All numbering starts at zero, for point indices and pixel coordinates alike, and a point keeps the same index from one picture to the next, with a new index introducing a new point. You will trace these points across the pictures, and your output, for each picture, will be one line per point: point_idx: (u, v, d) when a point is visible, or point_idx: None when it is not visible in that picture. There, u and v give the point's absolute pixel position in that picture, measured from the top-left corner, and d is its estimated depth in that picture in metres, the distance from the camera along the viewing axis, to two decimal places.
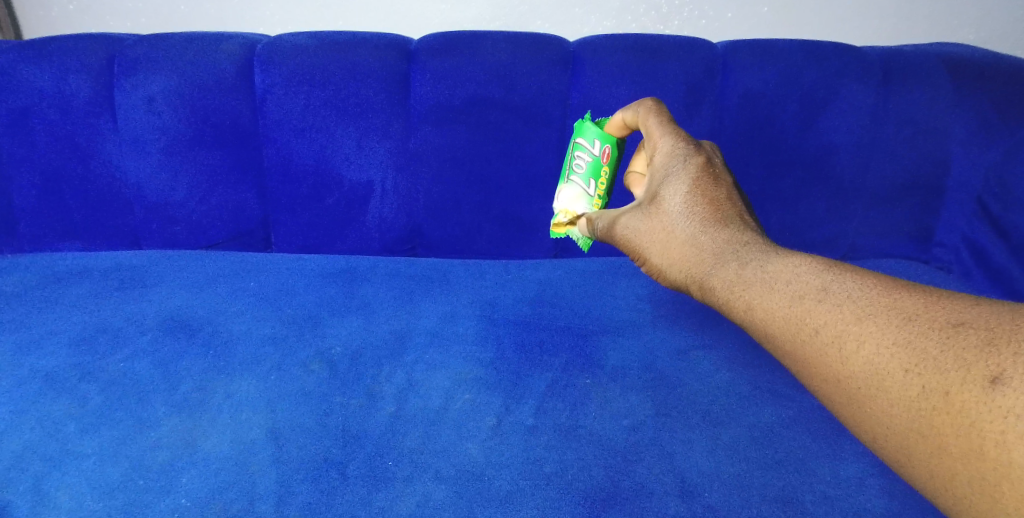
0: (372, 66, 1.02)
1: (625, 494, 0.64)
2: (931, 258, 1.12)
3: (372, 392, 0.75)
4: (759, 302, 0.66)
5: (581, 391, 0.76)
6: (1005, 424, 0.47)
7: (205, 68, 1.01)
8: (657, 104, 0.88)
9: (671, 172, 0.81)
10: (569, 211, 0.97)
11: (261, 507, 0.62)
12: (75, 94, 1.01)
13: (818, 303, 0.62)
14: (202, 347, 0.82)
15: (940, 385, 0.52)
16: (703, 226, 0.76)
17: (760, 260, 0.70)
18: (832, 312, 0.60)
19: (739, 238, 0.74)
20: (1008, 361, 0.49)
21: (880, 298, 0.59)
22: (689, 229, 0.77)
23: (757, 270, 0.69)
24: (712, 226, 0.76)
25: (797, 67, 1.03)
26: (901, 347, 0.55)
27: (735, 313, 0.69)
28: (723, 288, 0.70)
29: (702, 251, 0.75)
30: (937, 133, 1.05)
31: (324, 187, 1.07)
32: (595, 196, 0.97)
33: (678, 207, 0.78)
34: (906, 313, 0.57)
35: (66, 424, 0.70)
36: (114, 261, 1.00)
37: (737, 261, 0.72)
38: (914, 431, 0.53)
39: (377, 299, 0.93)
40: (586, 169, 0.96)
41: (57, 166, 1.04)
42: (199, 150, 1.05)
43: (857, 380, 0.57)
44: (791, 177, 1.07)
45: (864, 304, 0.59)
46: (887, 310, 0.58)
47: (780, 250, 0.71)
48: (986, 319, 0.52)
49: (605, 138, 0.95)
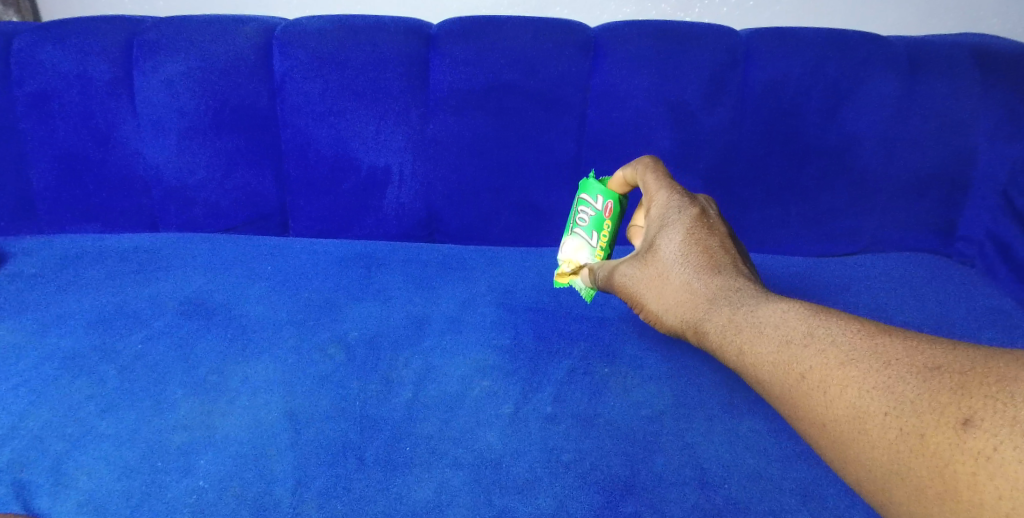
0: (391, 50, 1.02)
1: (643, 484, 0.63)
2: (953, 252, 1.10)
3: (389, 378, 0.75)
4: (749, 347, 0.65)
5: (599, 380, 0.76)
6: (976, 465, 0.45)
7: (224, 50, 1.01)
8: (655, 162, 0.88)
9: (667, 223, 0.80)
10: (574, 262, 0.90)
11: (279, 490, 0.62)
12: (95, 77, 1.01)
13: (805, 348, 0.60)
14: (220, 329, 0.83)
15: (916, 427, 0.49)
16: (698, 272, 0.75)
17: (750, 303, 0.69)
18: (816, 358, 0.58)
19: (730, 285, 0.72)
20: (979, 404, 0.47)
21: (862, 340, 0.57)
22: (684, 275, 0.75)
23: (748, 313, 0.68)
24: (707, 271, 0.75)
25: (821, 56, 1.01)
26: (881, 390, 0.53)
27: (728, 356, 0.67)
28: (717, 331, 0.69)
29: (697, 293, 0.74)
30: (962, 125, 1.03)
31: (343, 172, 1.07)
32: (599, 250, 0.90)
33: (673, 253, 0.77)
34: (886, 358, 0.55)
35: (85, 404, 0.71)
36: (134, 244, 1.01)
37: (730, 304, 0.70)
38: (893, 473, 0.50)
39: (394, 284, 0.93)
40: (590, 222, 0.90)
41: (77, 148, 1.05)
42: (217, 133, 1.05)
43: (839, 423, 0.54)
44: (812, 168, 1.06)
45: (848, 347, 0.57)
46: (868, 353, 0.56)
47: (772, 296, 0.69)
48: (961, 365, 0.50)
49: (607, 194, 0.89)
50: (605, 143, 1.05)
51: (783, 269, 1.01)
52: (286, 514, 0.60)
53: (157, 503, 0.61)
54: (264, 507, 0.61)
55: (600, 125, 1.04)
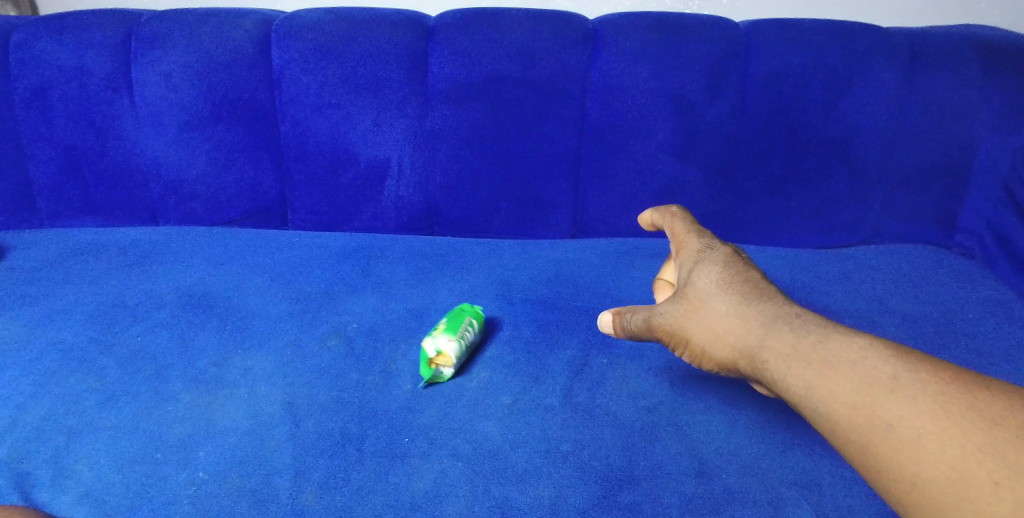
0: (390, 42, 1.01)
1: (641, 474, 0.64)
2: (954, 244, 1.09)
3: (389, 369, 0.76)
4: (820, 390, 0.54)
5: (598, 371, 0.76)
6: None
7: (222, 43, 1.01)
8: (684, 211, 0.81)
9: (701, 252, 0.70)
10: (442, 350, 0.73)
11: (279, 482, 0.62)
12: (93, 70, 1.01)
13: (893, 395, 0.51)
14: (219, 321, 0.83)
15: None
16: (746, 298, 0.63)
17: (817, 335, 0.58)
18: (900, 405, 0.50)
19: (789, 311, 0.61)
20: None
21: (956, 390, 0.49)
22: (731, 302, 0.63)
23: (816, 347, 0.57)
24: (756, 298, 0.63)
25: (822, 47, 1.01)
26: (988, 452, 0.45)
27: (790, 397, 0.57)
28: (782, 369, 0.57)
29: (749, 317, 0.62)
30: (964, 116, 1.02)
31: (342, 164, 1.07)
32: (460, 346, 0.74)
33: (713, 280, 0.66)
34: (989, 414, 0.47)
35: (85, 397, 0.71)
36: (133, 237, 1.01)
37: (795, 336, 0.59)
38: None
39: (394, 276, 0.93)
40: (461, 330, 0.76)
41: (76, 141, 1.04)
42: (216, 126, 1.04)
43: (933, 485, 0.47)
44: (812, 160, 1.05)
45: (942, 398, 0.49)
46: (966, 406, 0.48)
47: (840, 327, 0.59)
48: None
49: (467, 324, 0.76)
50: (605, 135, 1.05)
51: (783, 261, 1.01)
52: (285, 505, 0.60)
53: (156, 495, 0.61)
54: (263, 498, 0.61)
55: (600, 117, 1.04)
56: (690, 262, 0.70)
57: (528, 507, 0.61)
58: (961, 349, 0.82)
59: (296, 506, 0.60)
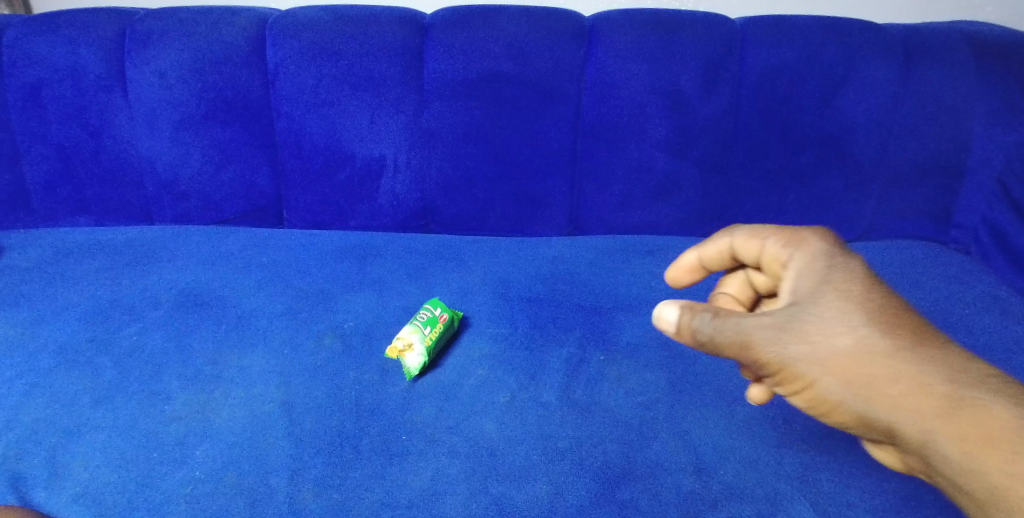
0: (385, 39, 1.01)
1: (638, 470, 0.64)
2: (949, 240, 1.10)
3: (386, 367, 0.76)
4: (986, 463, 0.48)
5: (595, 367, 0.76)
6: None
7: (216, 41, 1.01)
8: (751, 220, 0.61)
9: (826, 279, 0.52)
10: (404, 338, 0.74)
11: (275, 481, 0.62)
12: (86, 68, 1.01)
13: None
14: (215, 320, 0.83)
15: None
16: (899, 346, 0.50)
17: (980, 398, 0.48)
18: None
19: (949, 361, 0.50)
20: None
21: None
22: (883, 353, 0.49)
23: (980, 412, 0.48)
24: (910, 347, 0.50)
25: (817, 43, 1.01)
26: None
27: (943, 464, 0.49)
28: (943, 441, 0.49)
29: (908, 375, 0.49)
30: (959, 112, 1.02)
31: (338, 162, 1.06)
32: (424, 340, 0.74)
33: (859, 323, 0.50)
34: None
35: (80, 396, 0.71)
36: (128, 236, 1.01)
37: (960, 399, 0.48)
38: None
39: (390, 274, 0.93)
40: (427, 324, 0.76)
41: (70, 140, 1.04)
42: (210, 125, 1.04)
43: None
44: (808, 156, 1.06)
45: None
46: None
47: (996, 377, 0.50)
48: None
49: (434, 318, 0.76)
50: (601, 132, 1.05)
51: None
52: (282, 504, 0.60)
53: (152, 494, 0.61)
54: (260, 498, 0.61)
55: (596, 114, 1.04)
56: (819, 265, 0.53)
57: (526, 504, 0.61)
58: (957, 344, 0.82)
59: (293, 505, 0.60)
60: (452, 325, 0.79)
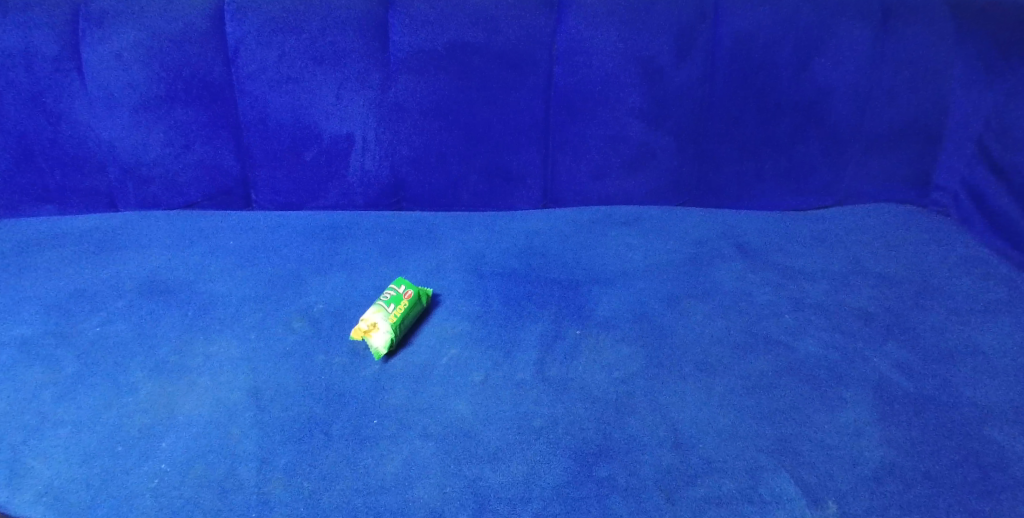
0: (350, 12, 0.99)
1: (616, 447, 0.64)
2: (929, 203, 1.10)
3: (356, 350, 0.75)
4: None
5: (570, 343, 0.76)
6: None
7: (174, 18, 0.97)
8: None
9: None
10: (369, 318, 0.74)
11: (244, 471, 0.61)
12: (39, 52, 0.98)
13: None
14: (181, 307, 0.81)
15: None
16: None
17: None
18: None
19: None
20: None
21: None
22: None
23: None
24: None
25: (791, 6, 1.00)
26: None
27: None
28: None
29: None
30: (937, 73, 1.03)
31: (306, 142, 1.04)
32: (388, 317, 0.73)
33: None
34: None
35: (41, 391, 0.70)
36: (89, 224, 0.99)
37: None
38: None
39: (362, 255, 0.92)
40: (391, 301, 0.75)
41: (27, 127, 1.01)
42: (171, 106, 1.01)
43: None
44: (784, 122, 1.05)
45: None
46: None
47: None
48: None
49: (398, 295, 0.76)
50: (573, 103, 1.04)
51: (756, 226, 1.01)
52: (250, 494, 0.59)
53: (117, 488, 0.60)
54: (228, 488, 0.60)
55: (569, 86, 1.03)
56: None
57: (501, 484, 0.60)
58: (935, 309, 0.83)
59: (262, 495, 0.59)
60: (419, 303, 0.79)
